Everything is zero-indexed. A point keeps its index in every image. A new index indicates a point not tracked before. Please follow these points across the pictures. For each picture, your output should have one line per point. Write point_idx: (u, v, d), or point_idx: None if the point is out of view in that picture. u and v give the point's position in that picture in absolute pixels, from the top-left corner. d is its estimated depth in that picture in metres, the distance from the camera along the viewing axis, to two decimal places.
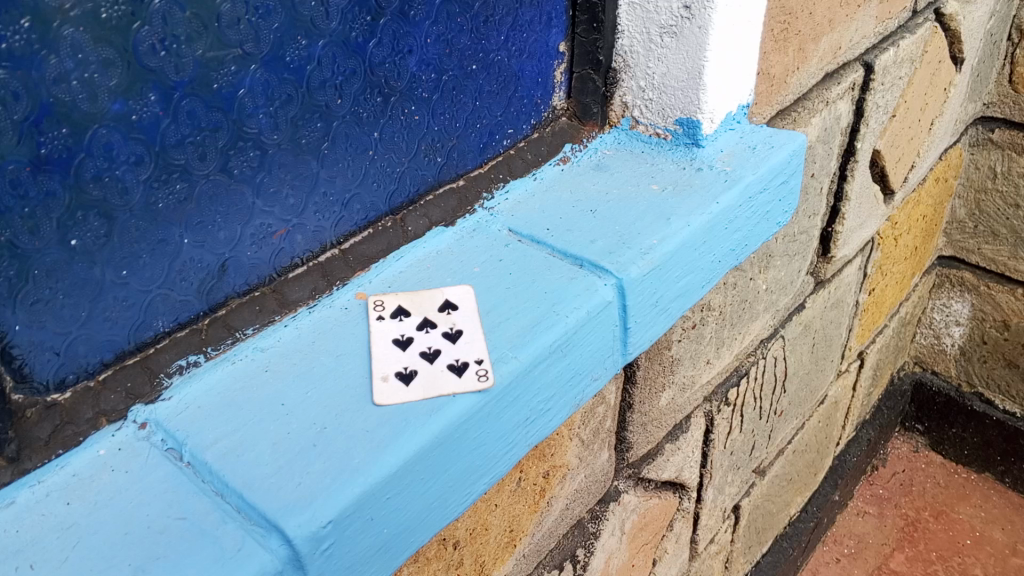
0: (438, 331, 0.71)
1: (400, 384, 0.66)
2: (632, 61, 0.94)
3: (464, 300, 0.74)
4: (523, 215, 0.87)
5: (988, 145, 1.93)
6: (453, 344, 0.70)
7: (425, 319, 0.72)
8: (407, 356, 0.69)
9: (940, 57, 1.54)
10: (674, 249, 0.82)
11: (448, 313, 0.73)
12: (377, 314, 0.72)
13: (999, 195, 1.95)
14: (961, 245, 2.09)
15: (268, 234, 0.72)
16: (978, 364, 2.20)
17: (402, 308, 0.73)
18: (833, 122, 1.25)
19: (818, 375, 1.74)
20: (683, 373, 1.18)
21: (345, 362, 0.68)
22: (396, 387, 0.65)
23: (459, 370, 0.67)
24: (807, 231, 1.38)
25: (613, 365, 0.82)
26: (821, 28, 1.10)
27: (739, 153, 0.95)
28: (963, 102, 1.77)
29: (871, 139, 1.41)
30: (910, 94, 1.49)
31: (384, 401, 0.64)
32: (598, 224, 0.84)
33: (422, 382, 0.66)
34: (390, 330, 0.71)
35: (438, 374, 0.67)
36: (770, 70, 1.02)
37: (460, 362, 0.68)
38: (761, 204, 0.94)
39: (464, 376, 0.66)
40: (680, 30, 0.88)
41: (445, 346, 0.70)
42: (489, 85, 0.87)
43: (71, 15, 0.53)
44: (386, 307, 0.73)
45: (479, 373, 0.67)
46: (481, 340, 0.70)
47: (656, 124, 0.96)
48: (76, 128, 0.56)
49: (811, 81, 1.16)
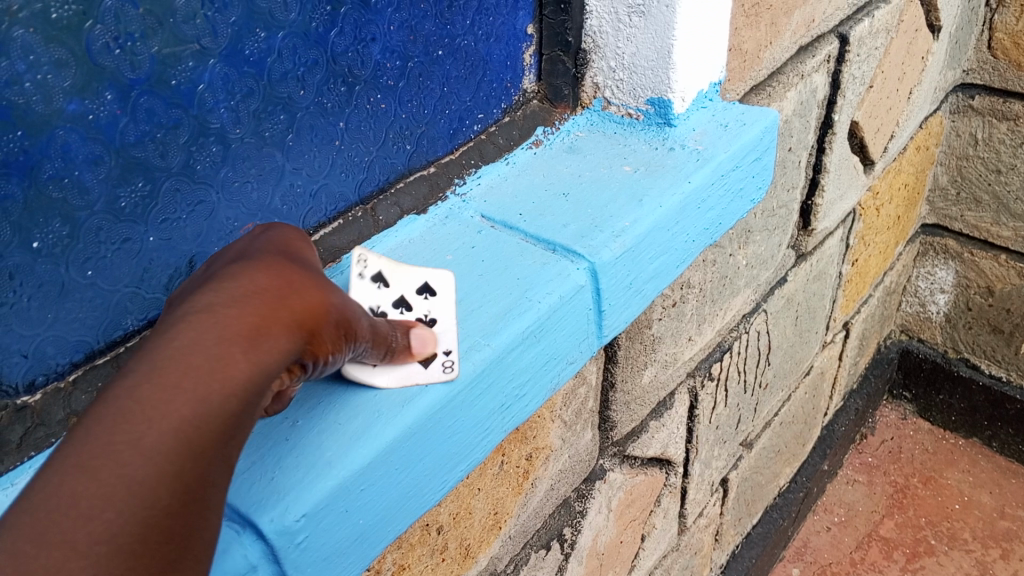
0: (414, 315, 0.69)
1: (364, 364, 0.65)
2: (601, 42, 0.93)
3: (444, 284, 0.72)
4: (496, 200, 0.87)
5: (968, 112, 1.93)
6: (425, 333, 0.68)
7: (403, 298, 0.70)
8: None
9: (917, 25, 1.54)
10: (647, 230, 0.82)
11: (426, 297, 0.71)
12: (358, 270, 0.69)
13: (981, 162, 1.96)
14: (944, 212, 2.10)
15: (236, 230, 0.71)
16: (964, 331, 2.22)
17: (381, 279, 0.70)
18: (809, 96, 1.25)
19: (803, 347, 1.75)
20: (664, 351, 1.19)
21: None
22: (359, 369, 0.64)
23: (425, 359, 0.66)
24: (786, 205, 1.38)
25: (589, 349, 0.82)
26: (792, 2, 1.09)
27: (711, 131, 0.95)
28: (942, 70, 1.77)
29: (848, 111, 1.41)
30: (887, 63, 1.49)
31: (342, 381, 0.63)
32: (570, 207, 0.84)
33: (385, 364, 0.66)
34: (367, 297, 0.68)
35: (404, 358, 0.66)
36: (742, 45, 1.01)
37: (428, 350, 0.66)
38: (733, 182, 0.95)
39: (430, 367, 0.65)
40: (648, 9, 0.87)
41: None
42: (456, 70, 0.86)
43: (20, 17, 0.52)
44: (366, 268, 0.70)
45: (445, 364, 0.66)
46: (453, 332, 0.68)
47: (628, 104, 0.96)
48: (32, 130, 0.55)
49: (784, 56, 1.15)
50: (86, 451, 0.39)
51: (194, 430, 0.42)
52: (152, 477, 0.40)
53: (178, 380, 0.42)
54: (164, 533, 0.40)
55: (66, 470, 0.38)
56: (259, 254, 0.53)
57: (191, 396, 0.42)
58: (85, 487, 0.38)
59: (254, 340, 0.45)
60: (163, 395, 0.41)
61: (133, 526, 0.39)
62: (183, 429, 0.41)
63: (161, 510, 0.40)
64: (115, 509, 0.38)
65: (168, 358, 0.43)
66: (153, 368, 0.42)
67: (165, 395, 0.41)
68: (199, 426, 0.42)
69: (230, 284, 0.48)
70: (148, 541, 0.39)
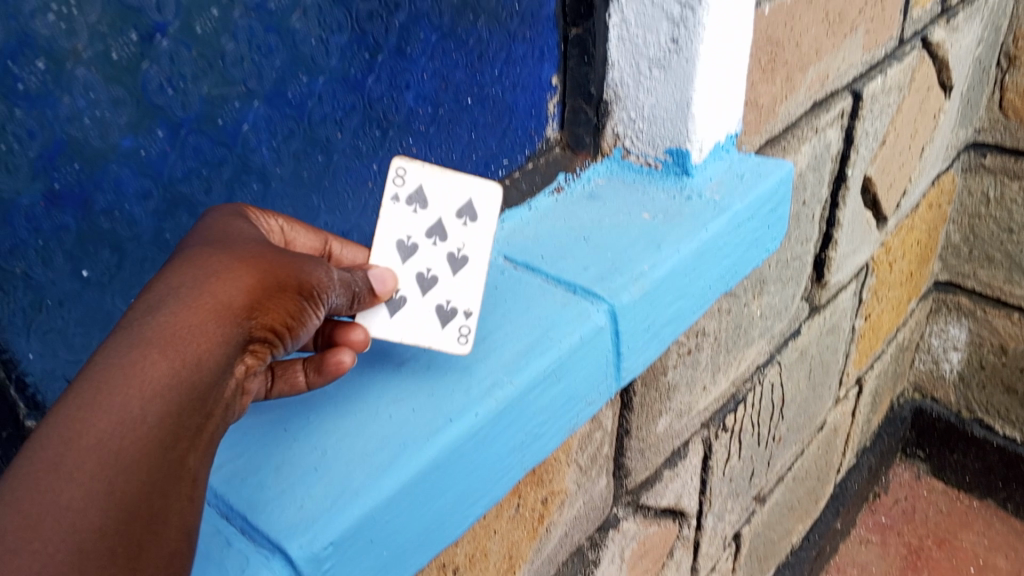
0: (448, 249, 0.76)
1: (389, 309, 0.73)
2: (622, 93, 0.96)
3: (487, 207, 0.77)
4: (518, 242, 0.89)
5: (980, 170, 1.96)
6: (449, 280, 0.75)
7: (438, 222, 0.76)
8: (406, 271, 0.74)
9: (929, 84, 1.57)
10: (666, 275, 0.84)
11: (464, 222, 0.77)
12: (395, 190, 0.74)
13: (993, 221, 1.98)
14: (957, 270, 2.12)
15: None
16: (977, 391, 2.23)
17: (422, 194, 0.75)
18: (822, 151, 1.28)
19: (816, 401, 1.76)
20: (679, 400, 1.20)
21: (356, 254, 0.73)
22: (380, 313, 0.72)
23: (446, 321, 0.73)
24: (800, 257, 1.40)
25: (608, 390, 0.83)
26: (808, 59, 1.13)
27: (727, 181, 0.98)
28: (953, 129, 1.81)
29: (861, 166, 1.44)
30: (900, 120, 1.52)
31: (362, 319, 0.71)
32: (591, 251, 0.87)
33: (407, 313, 0.73)
34: (402, 220, 0.74)
35: (427, 313, 0.73)
36: (759, 99, 1.05)
37: (451, 308, 0.73)
38: (749, 231, 0.97)
39: (448, 330, 0.72)
40: (668, 63, 0.91)
41: (442, 279, 0.75)
42: (483, 117, 0.89)
43: (84, 57, 0.56)
44: (407, 183, 0.74)
45: (461, 332, 0.72)
46: (476, 284, 0.75)
47: (647, 154, 0.99)
48: (88, 164, 0.58)
49: (799, 111, 1.18)
50: (22, 478, 0.42)
51: (126, 446, 0.44)
52: (88, 492, 0.42)
53: (102, 403, 0.44)
54: (104, 545, 0.43)
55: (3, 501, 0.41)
56: (184, 248, 0.55)
57: (116, 415, 0.44)
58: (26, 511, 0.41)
59: (173, 349, 0.47)
60: (88, 420, 0.44)
61: (69, 547, 0.41)
62: (111, 445, 0.44)
63: (98, 527, 0.42)
64: (57, 529, 0.41)
65: (92, 378, 0.45)
66: (77, 390, 0.45)
67: (90, 418, 0.44)
68: (130, 440, 0.44)
69: (150, 294, 0.50)
70: (98, 546, 0.42)
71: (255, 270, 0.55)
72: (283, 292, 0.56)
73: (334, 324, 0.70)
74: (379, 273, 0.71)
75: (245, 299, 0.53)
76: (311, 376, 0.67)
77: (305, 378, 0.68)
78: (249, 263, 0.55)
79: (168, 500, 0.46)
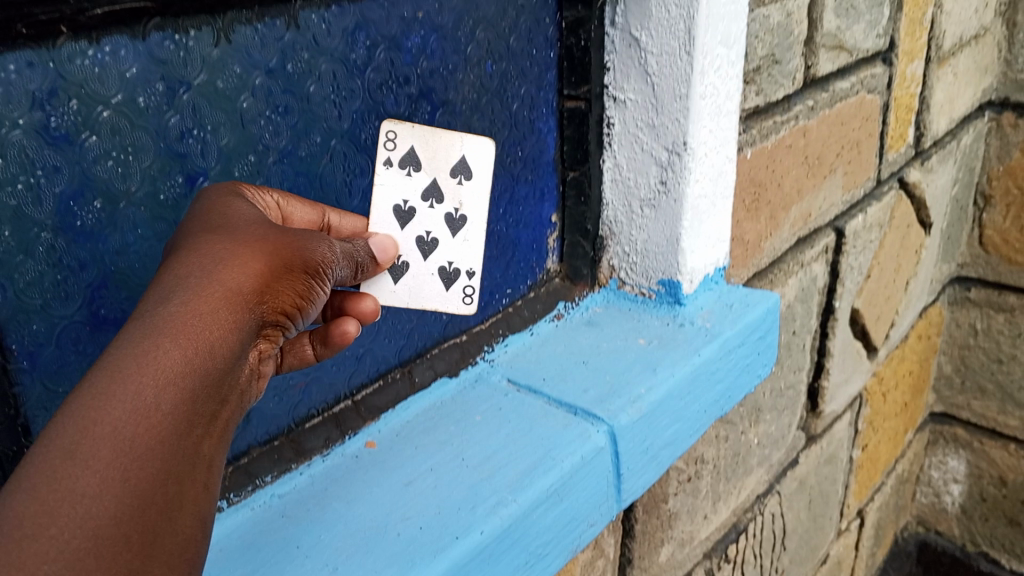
0: (446, 210, 0.82)
1: (391, 279, 0.82)
2: (616, 229, 1.03)
3: (479, 164, 0.82)
4: (521, 367, 0.94)
5: (966, 303, 2.04)
6: (450, 238, 0.83)
7: (433, 183, 0.81)
8: (406, 234, 0.80)
9: (909, 221, 1.66)
10: (661, 398, 0.89)
11: (459, 181, 0.82)
12: (388, 157, 0.78)
13: (983, 352, 2.03)
14: (952, 400, 2.15)
15: (289, 386, 0.79)
16: (980, 523, 2.20)
17: (414, 155, 0.79)
18: (809, 283, 1.35)
19: (818, 533, 1.77)
20: (681, 528, 1.22)
21: (354, 221, 0.75)
22: (386, 282, 0.81)
23: (449, 283, 0.85)
24: (794, 386, 1.45)
25: (609, 511, 0.87)
26: (791, 198, 1.21)
27: (717, 310, 1.03)
28: (937, 264, 1.89)
29: (848, 299, 1.51)
30: (883, 255, 1.60)
31: (369, 288, 0.81)
32: (590, 376, 0.92)
33: (409, 281, 0.83)
34: (398, 189, 0.78)
35: (427, 278, 0.84)
36: (745, 235, 1.12)
37: (452, 268, 0.84)
38: (739, 357, 1.02)
39: (451, 292, 0.85)
40: (658, 203, 0.98)
41: (442, 237, 0.83)
42: (489, 249, 0.95)
43: (135, 197, 0.64)
44: (398, 147, 0.78)
45: (466, 294, 0.86)
46: (472, 234, 0.84)
47: (641, 283, 1.05)
48: (132, 293, 0.66)
49: (784, 246, 1.25)
50: (34, 469, 0.41)
51: (140, 431, 0.44)
52: (102, 478, 0.41)
53: (114, 388, 0.44)
54: (121, 531, 0.42)
55: (15, 488, 0.40)
56: (188, 235, 0.56)
57: (129, 399, 0.44)
58: (41, 496, 0.40)
59: (184, 334, 0.47)
60: (100, 405, 0.43)
61: (86, 534, 0.40)
62: (126, 430, 0.43)
63: (114, 516, 0.42)
64: (74, 515, 0.40)
65: (103, 366, 0.45)
66: (90, 380, 0.44)
67: (102, 403, 0.43)
68: (145, 425, 0.44)
69: (158, 290, 0.50)
70: (114, 535, 0.41)
71: (260, 256, 0.55)
72: (286, 276, 0.57)
73: (343, 296, 0.74)
74: (379, 241, 0.75)
75: (251, 287, 0.53)
76: (318, 349, 0.71)
77: (313, 352, 0.71)
78: (253, 248, 0.55)
79: (186, 488, 0.46)
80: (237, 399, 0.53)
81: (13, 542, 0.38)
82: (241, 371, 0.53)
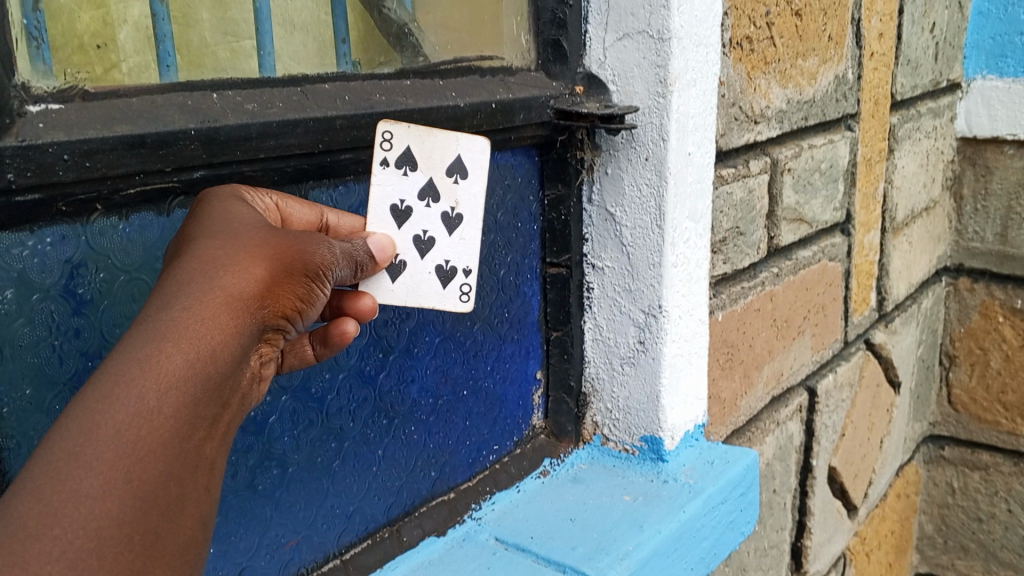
0: (443, 209, 0.80)
1: (388, 278, 0.78)
2: (598, 386, 1.08)
3: (474, 164, 0.81)
4: (508, 524, 0.96)
5: (941, 460, 2.05)
6: (447, 237, 0.81)
7: (430, 183, 0.79)
8: (402, 233, 0.78)
9: (878, 380, 1.71)
10: (647, 555, 0.91)
11: (455, 180, 0.80)
12: (383, 155, 0.76)
13: (962, 511, 2.03)
14: (936, 561, 2.09)
15: (280, 544, 0.81)
16: None
17: (409, 156, 0.77)
18: (785, 441, 1.39)
19: None
20: None
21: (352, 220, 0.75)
22: (383, 281, 0.78)
23: (446, 281, 0.82)
24: (776, 545, 1.46)
25: None
26: (762, 357, 1.26)
27: (699, 466, 1.07)
28: (909, 422, 1.93)
29: (824, 457, 1.54)
30: (855, 414, 1.64)
31: (366, 287, 0.77)
32: (578, 532, 0.94)
33: (407, 281, 0.79)
34: (394, 185, 0.77)
35: (424, 277, 0.80)
36: (720, 393, 1.17)
37: (449, 268, 0.82)
38: (722, 514, 1.05)
39: (448, 290, 0.82)
40: (637, 360, 1.03)
41: (439, 236, 0.80)
42: (477, 407, 1.00)
43: None
44: (394, 146, 0.76)
45: (462, 291, 0.83)
46: (469, 236, 0.82)
47: (624, 440, 1.08)
48: None
49: (759, 405, 1.29)
50: (40, 471, 0.45)
51: (139, 437, 0.48)
52: (102, 484, 0.46)
53: (115, 396, 0.48)
54: (122, 530, 0.47)
55: (21, 490, 0.45)
56: (200, 232, 0.59)
57: (130, 407, 0.48)
58: (42, 501, 0.45)
59: (185, 342, 0.51)
60: (101, 414, 0.47)
61: (86, 535, 0.45)
62: (125, 436, 0.47)
63: (115, 517, 0.46)
64: (77, 513, 0.45)
65: (107, 371, 0.49)
66: (94, 386, 0.48)
67: (103, 412, 0.47)
68: (144, 432, 0.48)
69: (163, 291, 0.54)
70: (113, 534, 0.46)
71: (263, 259, 0.57)
72: (287, 280, 0.59)
73: (340, 295, 0.74)
74: (376, 240, 0.74)
75: (256, 291, 0.56)
76: (318, 349, 0.71)
77: (313, 352, 0.71)
78: (258, 249, 0.58)
79: (185, 486, 0.51)
80: (239, 396, 0.57)
81: (18, 543, 0.44)
82: (242, 372, 0.56)
